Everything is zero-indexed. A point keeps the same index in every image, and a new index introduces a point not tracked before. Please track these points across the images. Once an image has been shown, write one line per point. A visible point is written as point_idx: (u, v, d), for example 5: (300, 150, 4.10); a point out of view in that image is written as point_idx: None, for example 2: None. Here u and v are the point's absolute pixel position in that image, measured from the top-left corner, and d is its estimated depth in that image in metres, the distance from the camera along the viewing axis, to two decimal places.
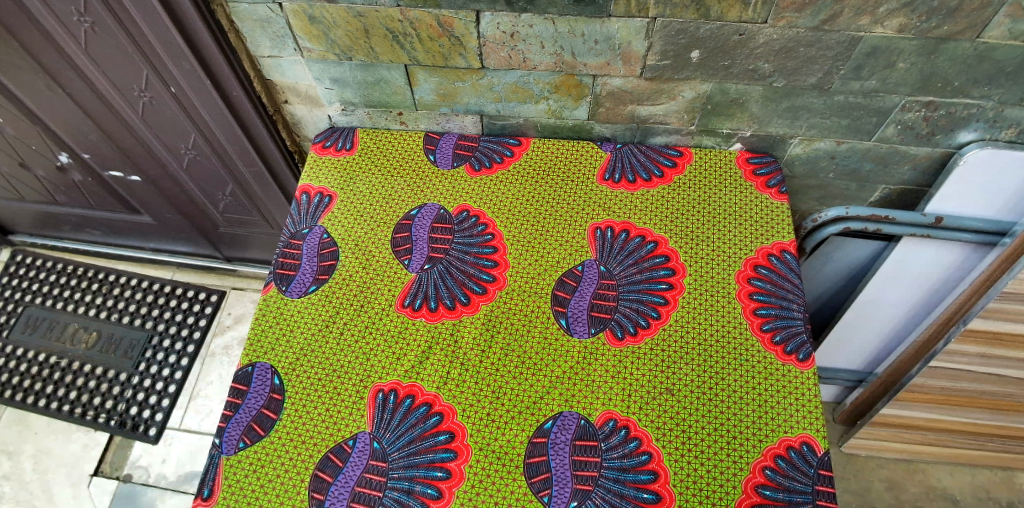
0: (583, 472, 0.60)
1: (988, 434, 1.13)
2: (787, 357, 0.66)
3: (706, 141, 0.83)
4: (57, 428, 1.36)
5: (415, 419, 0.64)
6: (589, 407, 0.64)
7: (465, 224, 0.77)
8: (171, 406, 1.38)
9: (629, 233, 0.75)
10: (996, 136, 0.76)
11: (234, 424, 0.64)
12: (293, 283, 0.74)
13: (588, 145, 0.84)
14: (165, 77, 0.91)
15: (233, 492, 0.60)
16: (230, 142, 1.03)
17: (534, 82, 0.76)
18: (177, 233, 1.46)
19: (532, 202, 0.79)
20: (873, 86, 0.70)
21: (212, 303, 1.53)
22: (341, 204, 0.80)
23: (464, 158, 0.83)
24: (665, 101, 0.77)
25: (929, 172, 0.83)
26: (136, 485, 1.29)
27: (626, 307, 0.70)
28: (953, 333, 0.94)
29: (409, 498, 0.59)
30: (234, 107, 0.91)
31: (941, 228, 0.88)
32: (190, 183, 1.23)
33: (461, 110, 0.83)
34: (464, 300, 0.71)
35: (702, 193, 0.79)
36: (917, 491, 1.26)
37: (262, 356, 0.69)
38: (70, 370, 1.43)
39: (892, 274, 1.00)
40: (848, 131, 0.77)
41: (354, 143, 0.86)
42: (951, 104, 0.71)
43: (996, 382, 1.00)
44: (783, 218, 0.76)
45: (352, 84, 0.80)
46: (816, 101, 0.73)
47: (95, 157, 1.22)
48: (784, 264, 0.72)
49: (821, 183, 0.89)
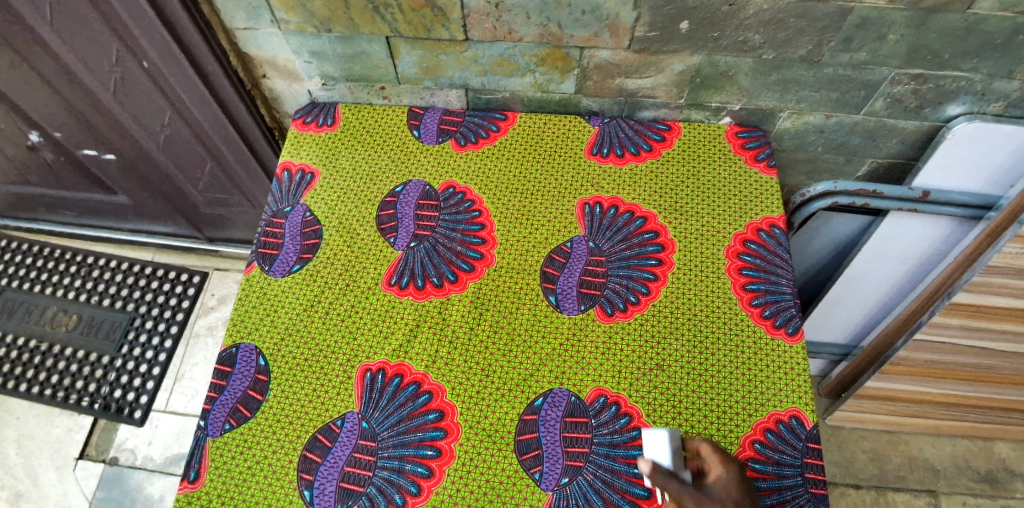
0: (574, 449, 0.60)
1: (968, 405, 1.16)
2: (776, 330, 0.66)
3: (695, 115, 0.82)
4: (40, 412, 1.34)
5: (403, 398, 0.63)
6: (579, 384, 0.64)
7: (452, 201, 0.76)
8: (156, 389, 1.36)
9: (617, 209, 0.75)
10: (984, 109, 0.75)
11: (219, 406, 0.63)
12: (276, 262, 0.72)
13: (576, 119, 0.82)
14: (137, 52, 0.87)
15: (220, 473, 0.60)
16: (207, 120, 1.00)
17: (520, 54, 0.74)
18: (158, 214, 1.43)
19: (519, 177, 0.77)
20: (863, 58, 0.69)
21: (195, 284, 1.51)
22: (324, 181, 0.78)
23: (450, 133, 0.81)
24: (653, 74, 0.75)
25: (917, 146, 0.83)
26: (123, 467, 1.28)
27: (615, 283, 0.70)
28: (938, 306, 0.95)
29: (399, 477, 0.59)
30: (210, 82, 0.88)
31: (927, 202, 0.88)
32: (169, 162, 1.19)
33: (446, 84, 0.81)
34: (451, 278, 0.70)
35: (691, 167, 0.78)
36: (899, 461, 1.30)
37: (246, 337, 0.68)
38: (51, 353, 1.40)
39: (878, 249, 1.00)
40: (836, 104, 0.77)
41: (337, 118, 0.83)
42: (939, 77, 0.71)
43: (978, 355, 1.02)
44: (771, 192, 0.76)
45: (332, 57, 0.78)
46: (805, 74, 0.72)
47: (68, 136, 1.18)
48: (772, 239, 0.72)
49: (809, 157, 0.88)
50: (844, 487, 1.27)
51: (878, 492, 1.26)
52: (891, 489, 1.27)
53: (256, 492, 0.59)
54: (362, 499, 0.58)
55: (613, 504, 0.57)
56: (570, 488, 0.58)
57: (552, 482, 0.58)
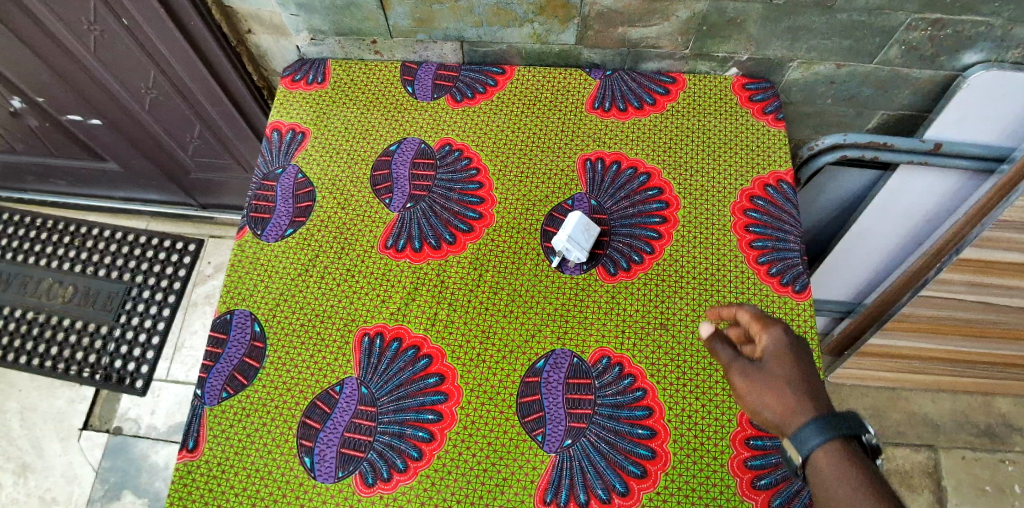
0: (577, 410, 0.59)
1: (969, 361, 1.17)
2: (784, 288, 0.65)
3: (700, 66, 0.79)
4: (40, 384, 1.34)
5: (403, 363, 0.62)
6: (582, 345, 0.63)
7: (448, 159, 0.73)
8: (156, 358, 1.36)
9: (620, 165, 0.72)
10: (1002, 56, 0.72)
11: (215, 374, 0.62)
12: (269, 227, 0.70)
13: (575, 72, 0.79)
14: (114, 7, 0.83)
15: (220, 442, 0.59)
16: (192, 79, 0.96)
17: (518, 3, 0.70)
18: (148, 180, 1.40)
19: (519, 134, 0.75)
20: (879, 2, 0.65)
21: (190, 253, 1.49)
22: (316, 140, 0.75)
23: (444, 89, 0.78)
24: (658, 22, 0.71)
25: (930, 96, 0.80)
26: (128, 437, 1.29)
27: (619, 242, 0.68)
28: (946, 262, 0.93)
29: (401, 441, 0.58)
30: (192, 38, 0.84)
31: (939, 154, 0.86)
32: (155, 125, 1.15)
33: (440, 36, 0.77)
34: (450, 239, 0.68)
35: (698, 119, 0.75)
36: (899, 417, 1.33)
37: (240, 303, 0.66)
38: (49, 325, 1.40)
39: (886, 205, 0.99)
40: (848, 53, 0.73)
41: (326, 75, 0.80)
42: (958, 22, 0.67)
43: (982, 311, 1.02)
44: (781, 145, 0.73)
45: (320, 9, 0.74)
46: (817, 20, 0.68)
47: (51, 101, 1.14)
48: (780, 194, 0.70)
49: (818, 110, 0.85)
50: None
51: None
52: (891, 444, 1.30)
53: (257, 461, 0.58)
54: (364, 464, 0.57)
55: (617, 465, 0.57)
56: (573, 450, 0.57)
57: (555, 444, 0.58)
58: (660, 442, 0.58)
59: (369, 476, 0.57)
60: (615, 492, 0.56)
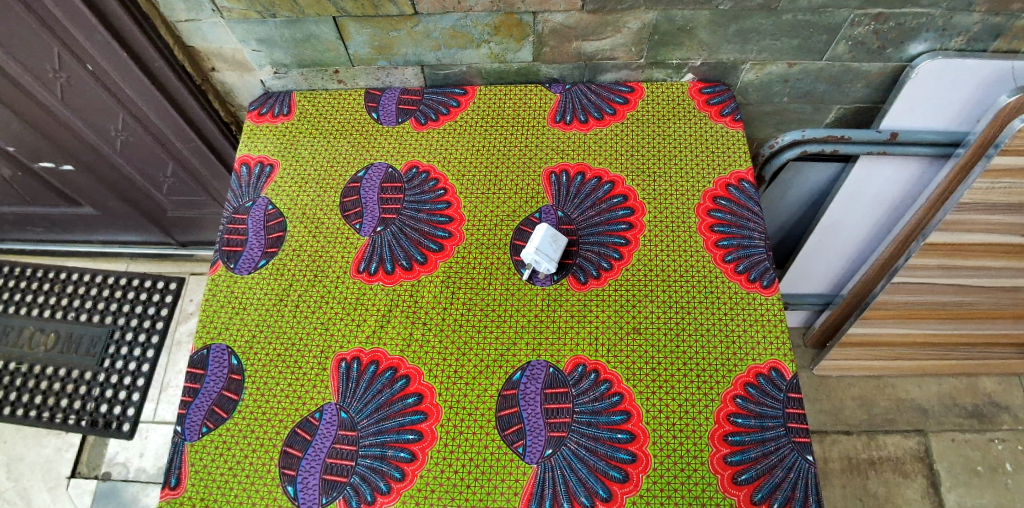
0: (555, 419, 0.60)
1: (950, 343, 1.19)
2: (752, 285, 0.66)
3: (657, 74, 0.81)
4: (26, 433, 1.32)
5: (381, 385, 0.62)
6: (557, 354, 0.63)
7: (416, 181, 0.74)
8: (142, 399, 1.35)
9: (584, 175, 0.73)
10: (947, 45, 0.74)
11: (194, 410, 0.62)
12: (241, 259, 0.71)
13: (535, 88, 0.81)
14: (79, 54, 0.85)
15: (202, 477, 0.59)
16: (161, 120, 0.97)
17: (473, 25, 0.72)
18: (126, 221, 1.40)
19: (483, 150, 0.76)
20: (820, 2, 0.67)
21: (172, 291, 1.49)
22: (285, 172, 0.76)
23: (409, 112, 0.80)
24: (611, 35, 0.73)
25: (882, 88, 0.82)
26: (117, 481, 1.27)
27: (588, 251, 0.69)
28: (914, 247, 0.95)
29: (382, 464, 0.58)
30: (157, 79, 0.86)
31: (896, 143, 0.88)
32: (128, 167, 1.16)
33: (400, 62, 0.79)
34: (421, 259, 0.69)
35: (657, 126, 0.76)
36: (887, 404, 1.33)
37: (217, 337, 0.66)
38: (32, 374, 1.38)
39: (852, 196, 1.01)
40: (798, 52, 0.75)
41: (292, 107, 0.81)
42: (900, 15, 0.69)
43: (957, 293, 1.03)
44: (738, 145, 0.74)
45: (281, 43, 0.75)
46: (764, 23, 0.70)
47: (22, 149, 1.14)
48: (742, 194, 0.71)
49: (776, 108, 0.88)
50: (835, 435, 1.31)
51: (869, 437, 1.30)
52: (881, 432, 1.31)
53: (240, 493, 0.58)
54: (347, 489, 0.57)
55: (599, 471, 0.57)
56: (555, 459, 0.58)
57: (536, 455, 0.58)
58: (640, 445, 0.58)
59: (352, 500, 0.57)
60: (598, 498, 0.56)
